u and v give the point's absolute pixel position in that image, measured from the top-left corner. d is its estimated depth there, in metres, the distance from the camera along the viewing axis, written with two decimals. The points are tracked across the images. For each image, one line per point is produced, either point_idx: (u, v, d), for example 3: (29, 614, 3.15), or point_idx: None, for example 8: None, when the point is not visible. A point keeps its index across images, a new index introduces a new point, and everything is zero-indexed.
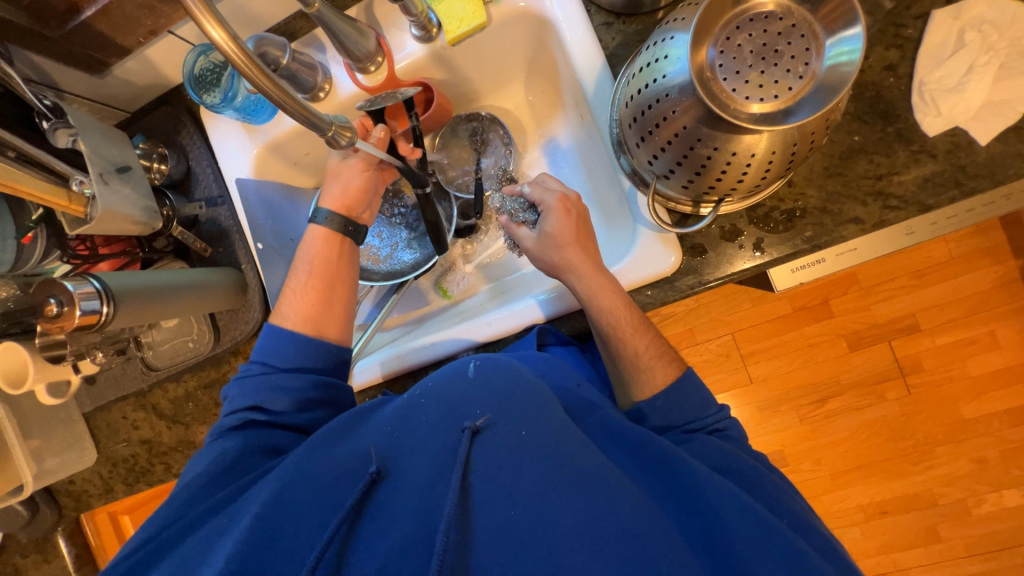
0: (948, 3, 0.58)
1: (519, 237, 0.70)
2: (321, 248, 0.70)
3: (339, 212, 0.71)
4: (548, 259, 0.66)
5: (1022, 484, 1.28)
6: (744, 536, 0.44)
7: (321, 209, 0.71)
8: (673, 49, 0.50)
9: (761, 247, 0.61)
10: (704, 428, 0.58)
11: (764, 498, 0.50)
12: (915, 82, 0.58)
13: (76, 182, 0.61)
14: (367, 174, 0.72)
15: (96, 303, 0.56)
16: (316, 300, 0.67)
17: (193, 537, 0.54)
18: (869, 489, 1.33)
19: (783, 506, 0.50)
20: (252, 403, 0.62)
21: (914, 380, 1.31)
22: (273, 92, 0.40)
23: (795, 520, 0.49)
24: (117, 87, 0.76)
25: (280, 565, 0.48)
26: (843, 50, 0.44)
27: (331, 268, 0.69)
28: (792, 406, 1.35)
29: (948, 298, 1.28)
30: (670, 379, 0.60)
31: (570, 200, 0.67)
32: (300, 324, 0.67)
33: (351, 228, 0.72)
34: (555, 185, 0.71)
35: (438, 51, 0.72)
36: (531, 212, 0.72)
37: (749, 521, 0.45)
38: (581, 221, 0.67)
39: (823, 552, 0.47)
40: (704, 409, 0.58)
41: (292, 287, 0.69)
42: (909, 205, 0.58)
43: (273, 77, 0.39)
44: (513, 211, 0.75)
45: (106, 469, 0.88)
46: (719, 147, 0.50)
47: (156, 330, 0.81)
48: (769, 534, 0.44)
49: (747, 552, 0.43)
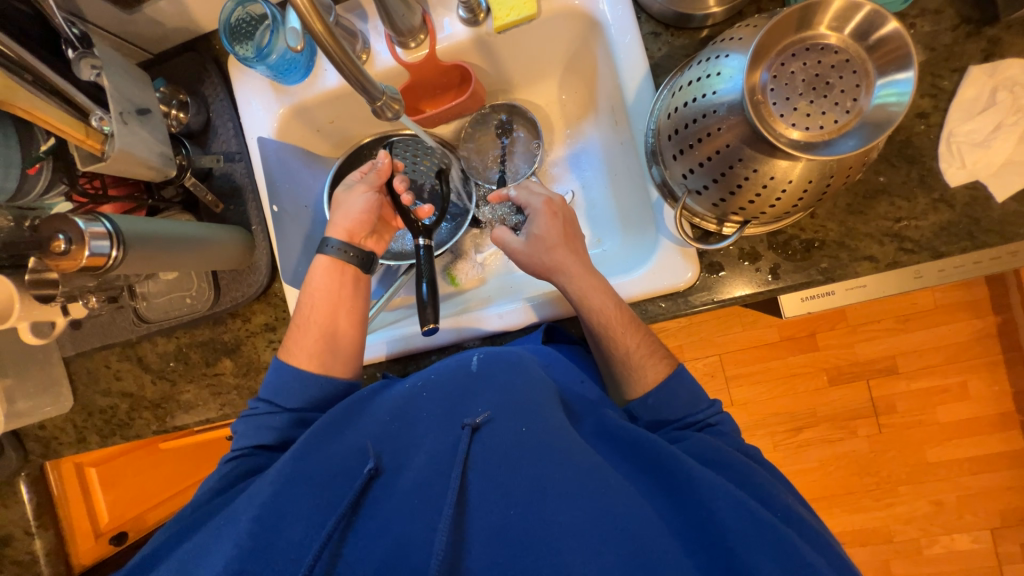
0: (984, 60, 0.60)
1: (504, 240, 0.70)
2: (323, 279, 0.69)
3: (348, 243, 0.70)
4: (538, 262, 0.66)
5: (973, 529, 1.33)
6: (737, 528, 0.44)
7: (329, 239, 0.70)
8: (727, 68, 0.51)
9: (777, 274, 0.62)
10: (697, 423, 0.58)
11: (756, 492, 0.50)
12: (944, 133, 0.60)
13: (96, 118, 0.59)
14: (370, 195, 0.72)
15: (106, 246, 0.54)
16: (318, 338, 0.66)
17: (191, 541, 0.52)
18: (830, 520, 1.38)
19: (776, 499, 0.50)
20: (249, 439, 0.62)
21: (886, 420, 1.35)
22: (334, 51, 0.44)
23: (787, 511, 0.49)
24: (144, 26, 0.73)
25: (279, 566, 0.46)
26: (892, 91, 0.46)
27: (334, 299, 0.68)
28: (768, 432, 1.39)
29: (928, 345, 1.33)
30: (663, 376, 0.61)
31: (556, 203, 0.69)
32: (305, 360, 0.65)
33: (356, 257, 0.70)
34: (541, 189, 0.73)
35: (483, 37, 0.71)
36: (519, 216, 0.82)
37: (745, 517, 0.44)
38: (564, 219, 0.69)
39: (812, 541, 0.48)
40: (695, 404, 0.59)
41: (296, 320, 0.68)
42: (923, 250, 0.60)
43: (335, 37, 0.43)
44: (503, 215, 0.84)
45: (81, 418, 0.85)
46: (758, 169, 0.51)
47: (152, 281, 0.79)
48: (763, 530, 0.44)
49: (741, 546, 0.43)
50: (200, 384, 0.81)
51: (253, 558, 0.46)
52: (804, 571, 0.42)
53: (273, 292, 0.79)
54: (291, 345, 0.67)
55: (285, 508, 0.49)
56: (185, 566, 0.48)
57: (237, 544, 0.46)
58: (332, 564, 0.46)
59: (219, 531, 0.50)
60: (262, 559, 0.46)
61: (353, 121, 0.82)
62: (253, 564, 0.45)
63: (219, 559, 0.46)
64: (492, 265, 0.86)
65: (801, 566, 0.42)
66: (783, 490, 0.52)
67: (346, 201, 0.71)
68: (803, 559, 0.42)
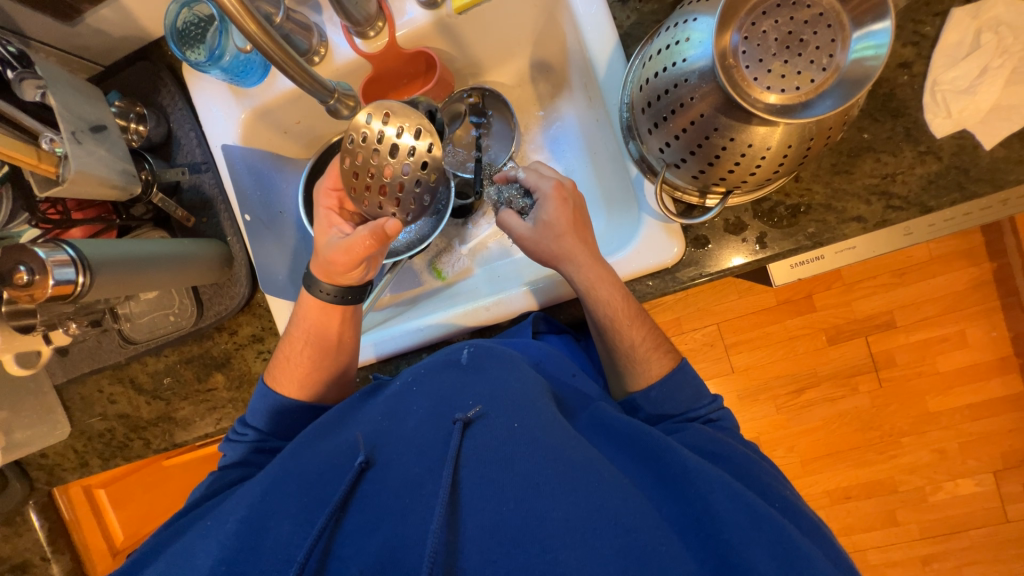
0: (967, 1, 0.58)
1: (511, 225, 0.66)
2: (315, 321, 0.66)
3: (329, 282, 0.66)
4: (546, 248, 0.63)
5: (976, 474, 1.36)
6: (732, 519, 0.44)
7: (315, 278, 0.66)
8: (696, 33, 0.49)
9: (765, 242, 0.61)
10: (697, 418, 0.59)
11: (753, 484, 0.51)
12: (928, 81, 0.58)
13: (46, 140, 0.56)
14: (361, 264, 0.63)
15: (71, 272, 0.52)
16: (308, 370, 0.66)
17: (179, 547, 0.51)
18: (836, 475, 1.40)
19: (774, 491, 0.50)
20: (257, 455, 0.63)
21: (886, 374, 1.36)
22: (301, 78, 0.49)
23: (785, 505, 0.49)
24: (90, 37, 0.70)
25: (267, 564, 0.45)
26: (870, 44, 0.43)
27: (325, 335, 0.67)
28: (769, 396, 1.40)
29: (925, 297, 1.32)
30: (666, 370, 0.60)
31: (566, 188, 0.64)
32: (295, 390, 0.66)
33: (351, 297, 0.67)
34: (550, 172, 0.68)
35: (443, 19, 0.68)
36: (528, 199, 0.70)
37: (739, 506, 0.45)
38: (574, 202, 0.64)
39: (811, 534, 0.48)
40: (696, 399, 0.60)
41: (285, 352, 0.67)
42: (911, 206, 0.58)
43: (302, 67, 0.48)
44: (509, 198, 0.73)
45: (80, 443, 0.84)
46: (735, 137, 0.49)
47: (134, 301, 0.77)
48: (760, 523, 0.44)
49: (739, 540, 0.43)
50: (195, 401, 0.81)
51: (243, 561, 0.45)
52: (800, 563, 0.42)
53: (256, 304, 0.78)
54: (280, 374, 0.67)
55: (275, 509, 0.49)
56: (173, 566, 0.48)
57: (225, 545, 0.46)
58: (322, 563, 0.46)
59: (208, 531, 0.50)
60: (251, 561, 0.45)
61: (320, 120, 0.79)
62: (242, 565, 0.45)
63: (211, 561, 0.45)
64: (478, 255, 0.84)
65: (799, 560, 0.42)
66: (779, 480, 0.53)
67: (342, 249, 0.61)
68: (800, 552, 0.43)
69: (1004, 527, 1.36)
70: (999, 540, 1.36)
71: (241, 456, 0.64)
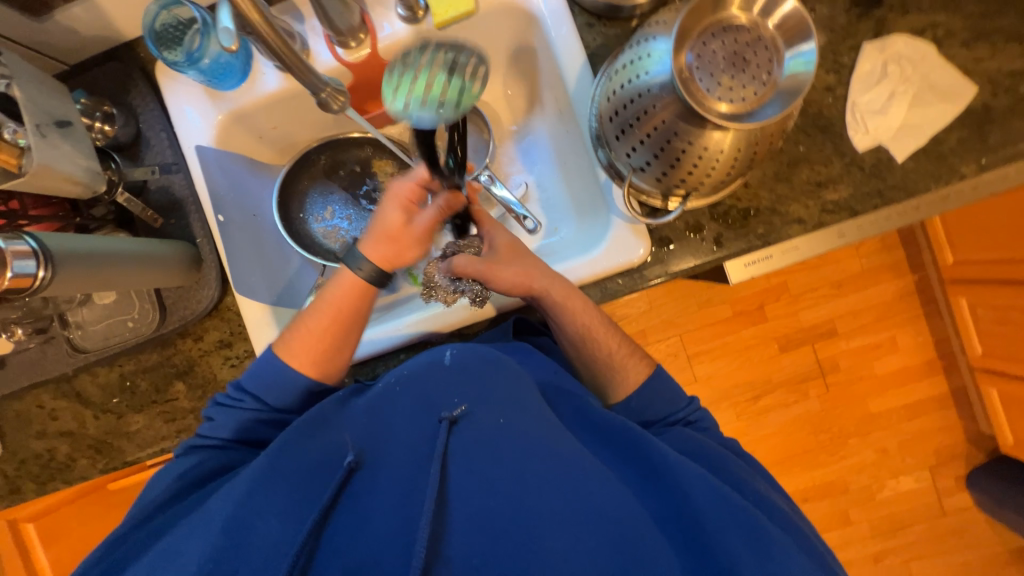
0: (875, 38, 0.68)
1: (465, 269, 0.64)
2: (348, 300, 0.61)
3: (373, 266, 0.62)
4: (518, 271, 0.64)
5: (915, 470, 1.47)
6: (712, 513, 0.47)
7: (359, 254, 0.61)
8: (656, 50, 0.55)
9: (721, 242, 0.67)
10: (679, 421, 0.63)
11: (729, 479, 0.54)
12: (849, 103, 0.67)
13: (9, 131, 0.55)
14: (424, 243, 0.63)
15: (32, 265, 0.50)
16: (327, 346, 0.61)
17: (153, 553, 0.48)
18: (795, 478, 1.47)
19: (748, 486, 0.54)
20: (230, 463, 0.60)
21: (832, 379, 1.47)
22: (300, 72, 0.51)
23: (759, 499, 0.53)
24: (58, 35, 0.69)
25: (256, 563, 0.44)
26: (799, 61, 0.51)
27: (343, 321, 0.61)
28: (730, 403, 1.47)
29: (860, 307, 1.45)
30: (644, 377, 0.64)
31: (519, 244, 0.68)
32: (308, 365, 0.61)
33: (384, 281, 0.63)
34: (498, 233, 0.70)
35: (424, 34, 0.72)
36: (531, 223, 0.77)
37: (720, 502, 0.48)
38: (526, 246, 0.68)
39: (779, 522, 0.51)
40: (675, 404, 0.63)
41: (304, 323, 0.61)
42: (842, 210, 0.66)
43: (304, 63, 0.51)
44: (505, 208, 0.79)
45: (12, 466, 0.77)
46: (693, 141, 0.55)
47: (87, 307, 0.73)
48: (733, 511, 0.47)
49: (715, 529, 0.46)
50: (151, 413, 0.76)
51: (229, 559, 0.44)
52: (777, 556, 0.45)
53: (225, 307, 0.75)
54: (295, 345, 0.61)
55: (263, 504, 0.47)
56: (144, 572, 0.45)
57: (211, 545, 0.45)
58: (309, 562, 0.44)
59: (194, 528, 0.48)
60: (238, 553, 0.45)
61: (297, 124, 0.80)
62: (228, 564, 0.44)
63: (191, 562, 0.45)
64: None
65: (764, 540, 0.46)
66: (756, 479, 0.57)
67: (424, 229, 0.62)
68: (768, 538, 0.46)
69: (942, 521, 1.47)
70: (939, 533, 1.47)
71: (239, 432, 0.59)
